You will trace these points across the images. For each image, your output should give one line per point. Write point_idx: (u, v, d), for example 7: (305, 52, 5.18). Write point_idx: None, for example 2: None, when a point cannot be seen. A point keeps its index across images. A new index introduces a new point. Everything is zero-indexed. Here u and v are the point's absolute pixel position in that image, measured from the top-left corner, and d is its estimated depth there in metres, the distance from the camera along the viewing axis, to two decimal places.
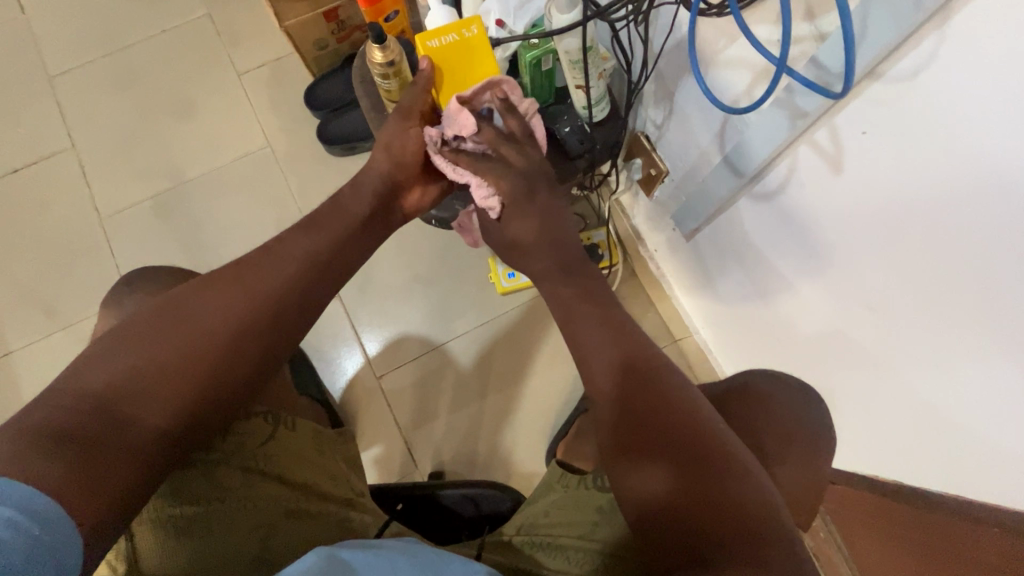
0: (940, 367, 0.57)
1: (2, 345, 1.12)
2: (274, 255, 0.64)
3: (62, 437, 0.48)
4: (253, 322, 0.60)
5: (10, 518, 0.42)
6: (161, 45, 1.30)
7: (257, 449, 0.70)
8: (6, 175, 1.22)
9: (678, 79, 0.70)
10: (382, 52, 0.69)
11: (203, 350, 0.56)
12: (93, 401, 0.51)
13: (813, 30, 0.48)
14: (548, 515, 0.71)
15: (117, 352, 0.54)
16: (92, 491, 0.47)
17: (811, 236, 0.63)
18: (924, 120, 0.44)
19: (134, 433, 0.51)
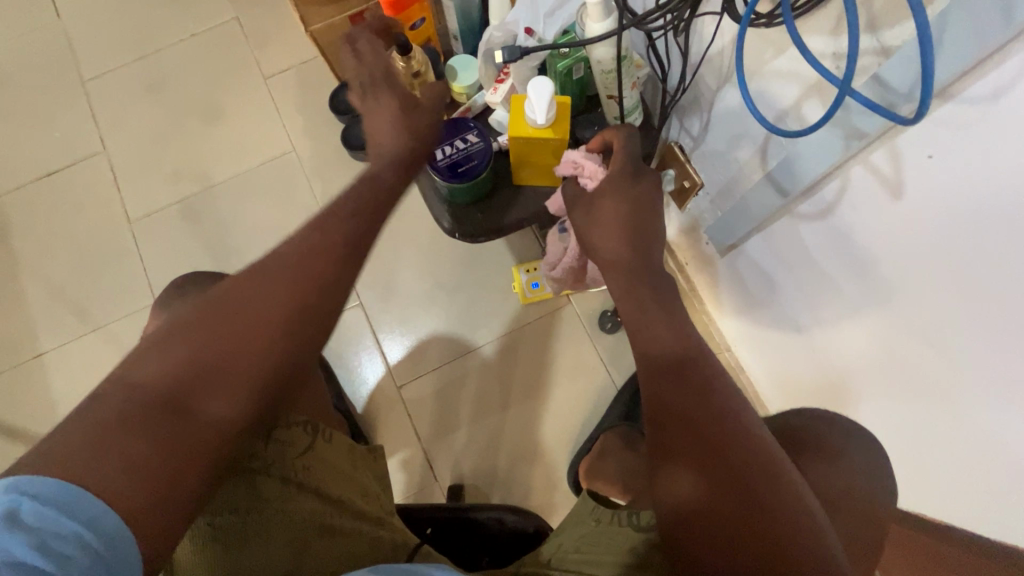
0: (1004, 406, 0.52)
1: (35, 345, 1.15)
2: (343, 223, 0.52)
3: (126, 435, 0.40)
4: (320, 306, 0.49)
5: (76, 538, 0.36)
6: (191, 49, 1.31)
7: (297, 459, 0.67)
8: (41, 178, 1.24)
9: (719, 89, 0.66)
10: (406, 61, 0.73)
11: (269, 340, 0.46)
12: (156, 395, 0.42)
13: (875, 44, 0.44)
14: (578, 550, 0.66)
15: (175, 341, 0.45)
16: (158, 507, 0.39)
17: (864, 260, 0.58)
18: (1003, 148, 0.40)
19: (194, 430, 0.42)
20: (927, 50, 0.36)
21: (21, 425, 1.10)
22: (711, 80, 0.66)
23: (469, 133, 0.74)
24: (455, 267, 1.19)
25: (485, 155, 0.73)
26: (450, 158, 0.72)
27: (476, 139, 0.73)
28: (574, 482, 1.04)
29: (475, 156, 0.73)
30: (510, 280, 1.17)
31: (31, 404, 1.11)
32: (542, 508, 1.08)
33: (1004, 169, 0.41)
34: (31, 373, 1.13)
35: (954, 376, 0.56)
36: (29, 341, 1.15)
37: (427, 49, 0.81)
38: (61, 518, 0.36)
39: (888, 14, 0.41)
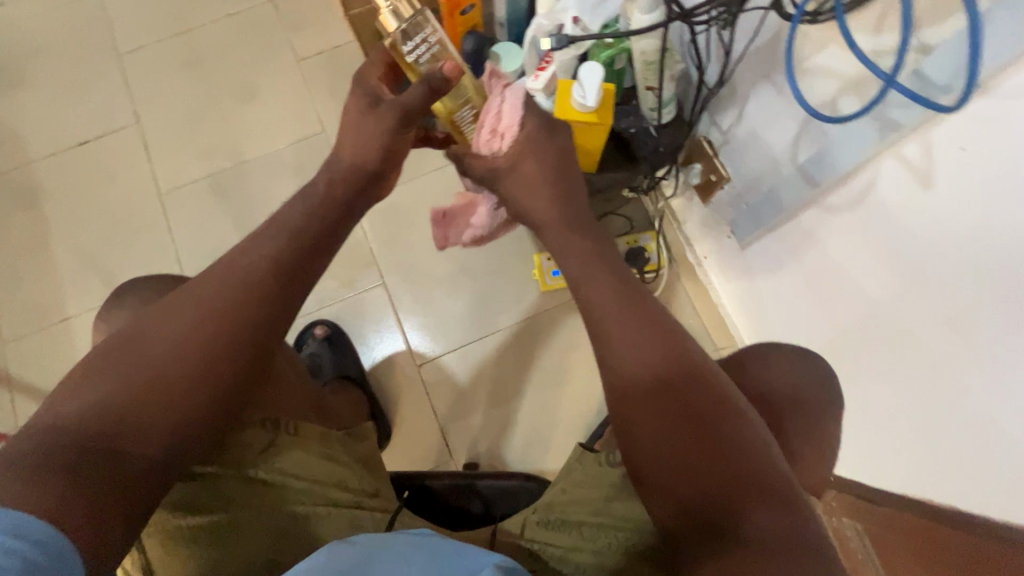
0: (997, 386, 0.56)
1: (63, 309, 1.17)
2: (243, 270, 0.58)
3: (64, 470, 0.46)
4: (242, 331, 0.56)
5: (5, 548, 0.41)
6: (225, 28, 1.33)
7: (255, 459, 0.68)
8: (73, 147, 1.27)
9: (755, 85, 0.70)
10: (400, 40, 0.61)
11: (190, 369, 0.53)
12: (92, 429, 0.49)
13: (917, 43, 0.47)
14: (566, 492, 0.69)
15: (101, 377, 0.51)
16: (94, 519, 0.46)
17: (886, 249, 0.62)
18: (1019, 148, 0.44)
19: (128, 460, 0.49)
20: None
21: (46, 387, 1.12)
22: (748, 76, 0.70)
23: None
24: (478, 253, 1.21)
25: None
26: None
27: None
28: None
29: None
30: (531, 268, 1.21)
31: (57, 366, 1.13)
32: None
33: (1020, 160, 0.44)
34: (59, 336, 1.15)
35: (960, 362, 0.59)
36: (56, 306, 1.17)
37: (472, 36, 0.82)
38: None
39: (932, 14, 0.45)
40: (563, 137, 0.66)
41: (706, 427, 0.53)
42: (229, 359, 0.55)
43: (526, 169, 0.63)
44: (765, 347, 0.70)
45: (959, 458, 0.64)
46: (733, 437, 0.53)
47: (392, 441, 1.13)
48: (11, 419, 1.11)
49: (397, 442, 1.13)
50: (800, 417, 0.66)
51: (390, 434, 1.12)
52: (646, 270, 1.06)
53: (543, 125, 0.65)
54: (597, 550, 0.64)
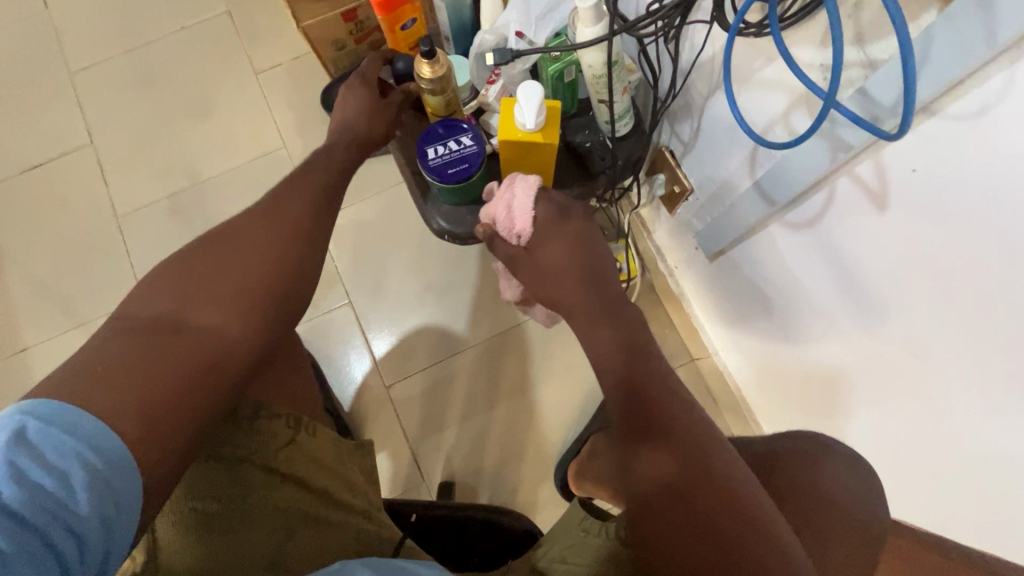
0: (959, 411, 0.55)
1: (20, 341, 1.13)
2: (283, 214, 0.65)
3: (126, 365, 0.50)
4: (282, 281, 0.61)
5: (75, 452, 0.44)
6: (180, 42, 1.29)
7: (279, 451, 0.67)
8: (25, 172, 1.22)
9: (710, 97, 0.66)
10: (430, 67, 0.66)
11: (233, 298, 0.58)
12: (148, 335, 0.53)
13: (862, 57, 0.44)
14: (565, 561, 0.64)
15: (159, 294, 0.56)
16: (151, 416, 0.48)
17: (848, 270, 0.59)
18: (964, 171, 0.42)
19: (181, 360, 0.52)
20: (910, 76, 0.36)
21: None
22: (701, 87, 0.67)
23: (463, 134, 0.72)
24: (447, 267, 1.18)
25: (477, 159, 0.71)
26: (442, 158, 0.71)
27: (470, 141, 0.71)
28: (561, 484, 1.05)
29: (467, 159, 0.71)
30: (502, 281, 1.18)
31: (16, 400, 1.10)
32: (529, 507, 1.08)
33: (967, 186, 0.42)
34: (17, 367, 1.11)
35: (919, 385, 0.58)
36: (13, 337, 1.14)
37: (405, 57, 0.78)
38: (65, 436, 0.44)
39: (874, 29, 0.42)
40: (575, 217, 0.72)
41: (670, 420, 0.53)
42: (274, 294, 0.61)
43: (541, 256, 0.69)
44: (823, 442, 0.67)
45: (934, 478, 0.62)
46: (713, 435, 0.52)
47: None
48: None
49: None
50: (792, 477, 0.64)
51: None
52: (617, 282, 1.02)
53: (556, 211, 0.70)
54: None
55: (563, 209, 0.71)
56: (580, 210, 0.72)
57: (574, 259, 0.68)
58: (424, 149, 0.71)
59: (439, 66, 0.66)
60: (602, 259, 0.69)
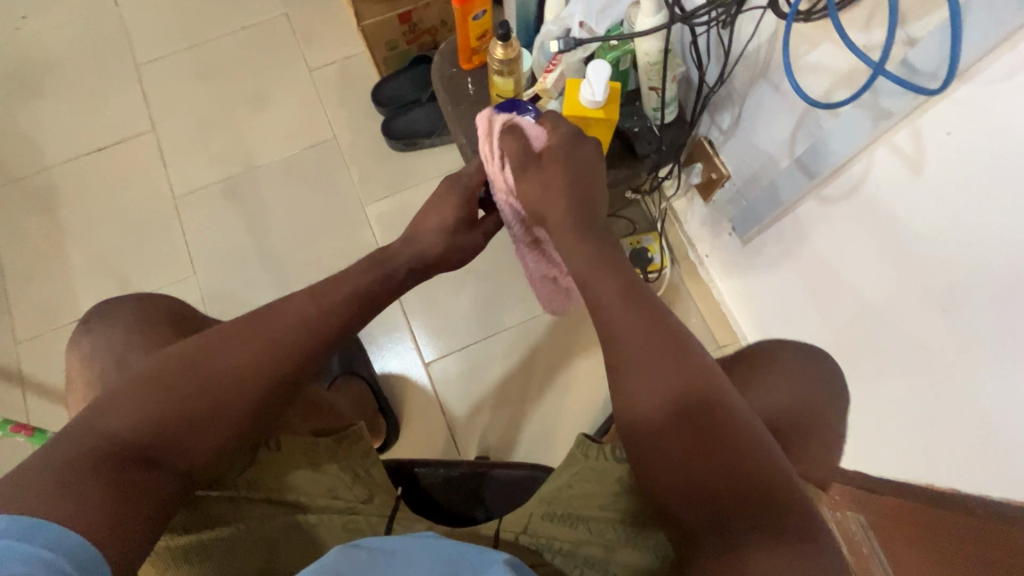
0: (987, 368, 0.59)
1: (76, 310, 1.19)
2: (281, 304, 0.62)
3: (90, 480, 0.49)
4: (251, 355, 0.58)
5: (41, 561, 0.44)
6: (239, 40, 1.38)
7: (238, 477, 0.65)
8: (89, 154, 1.30)
9: (753, 84, 0.74)
10: (503, 49, 0.74)
11: (204, 388, 0.56)
12: (118, 447, 0.52)
13: (903, 36, 0.51)
14: (570, 488, 0.66)
15: (130, 392, 0.54)
16: (111, 533, 0.48)
17: (877, 238, 0.65)
18: (994, 127, 0.48)
19: (149, 474, 0.52)
20: None
21: (58, 383, 1.14)
22: (745, 76, 0.74)
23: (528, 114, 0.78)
24: (484, 254, 1.24)
25: None
26: None
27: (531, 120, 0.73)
28: None
29: None
30: None
31: (70, 364, 1.15)
32: None
33: (998, 141, 0.48)
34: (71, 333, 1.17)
35: (950, 345, 0.63)
36: (70, 306, 1.19)
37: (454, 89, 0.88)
38: (20, 545, 0.44)
39: (915, 9, 0.49)
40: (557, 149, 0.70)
41: (702, 450, 0.54)
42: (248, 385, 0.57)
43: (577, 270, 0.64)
44: (776, 345, 0.74)
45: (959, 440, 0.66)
46: (734, 456, 0.54)
47: (399, 439, 1.14)
48: (21, 415, 1.12)
49: (405, 440, 1.15)
50: (794, 420, 0.66)
51: (398, 432, 1.14)
52: (649, 271, 1.09)
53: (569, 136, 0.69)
54: (604, 545, 0.64)
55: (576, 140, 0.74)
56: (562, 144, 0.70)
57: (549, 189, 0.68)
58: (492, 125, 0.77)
59: (512, 49, 0.74)
60: (589, 188, 0.68)
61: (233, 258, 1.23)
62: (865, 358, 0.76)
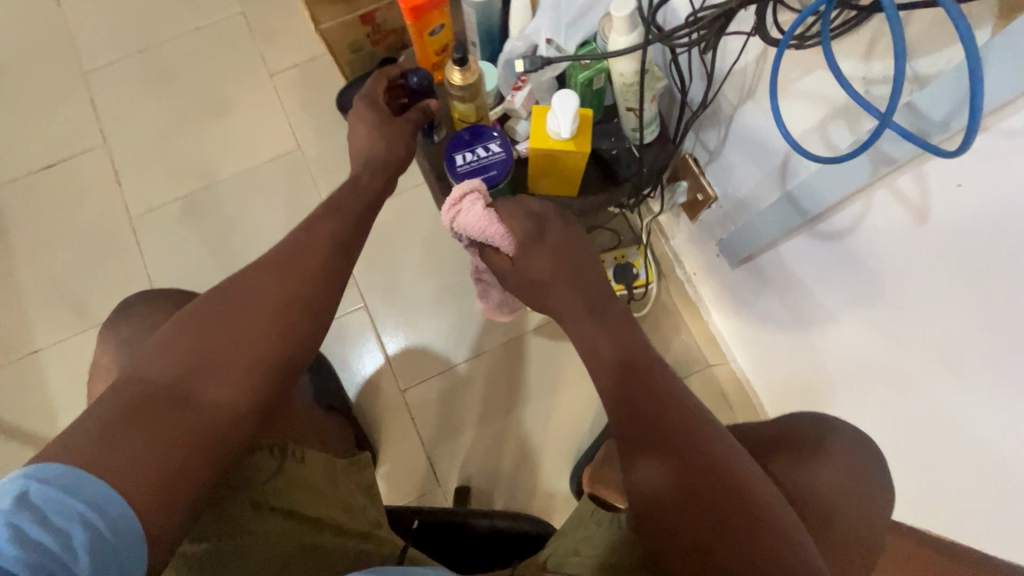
0: (987, 425, 0.55)
1: (31, 342, 1.13)
2: (307, 245, 0.61)
3: (139, 422, 0.46)
4: (304, 309, 0.58)
5: (80, 517, 0.41)
6: (193, 42, 1.28)
7: (266, 484, 0.63)
8: (38, 171, 1.22)
9: (739, 105, 0.67)
10: (462, 73, 0.66)
11: (251, 338, 0.54)
12: (165, 391, 0.49)
13: (910, 73, 0.44)
14: (579, 552, 0.64)
15: (179, 340, 0.52)
16: (167, 481, 0.45)
17: (877, 282, 0.59)
18: (1006, 182, 0.42)
19: (199, 417, 0.49)
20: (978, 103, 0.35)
21: (17, 425, 1.08)
22: (732, 96, 0.67)
23: (492, 141, 0.71)
24: (462, 271, 1.18)
25: (504, 167, 0.71)
26: (470, 165, 0.70)
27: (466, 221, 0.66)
28: (578, 490, 1.05)
29: (493, 167, 0.71)
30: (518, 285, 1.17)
31: (30, 403, 1.09)
32: (544, 512, 1.08)
33: (1006, 197, 0.42)
34: (27, 370, 1.11)
35: (947, 397, 0.58)
36: (25, 337, 1.13)
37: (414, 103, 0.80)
38: (67, 498, 0.41)
39: (925, 42, 0.42)
40: (556, 229, 0.66)
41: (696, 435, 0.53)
42: (291, 330, 0.57)
43: (590, 330, 0.61)
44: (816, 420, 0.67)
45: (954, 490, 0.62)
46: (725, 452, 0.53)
47: (377, 468, 1.10)
48: None
49: (384, 468, 1.10)
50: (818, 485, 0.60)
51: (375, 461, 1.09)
52: (634, 287, 1.02)
53: (533, 228, 0.65)
54: None
55: (540, 222, 0.66)
56: (557, 219, 0.67)
57: (558, 268, 0.64)
58: (451, 155, 0.71)
59: (471, 73, 0.66)
60: (586, 266, 0.66)
61: (196, 281, 1.16)
62: (862, 399, 0.70)
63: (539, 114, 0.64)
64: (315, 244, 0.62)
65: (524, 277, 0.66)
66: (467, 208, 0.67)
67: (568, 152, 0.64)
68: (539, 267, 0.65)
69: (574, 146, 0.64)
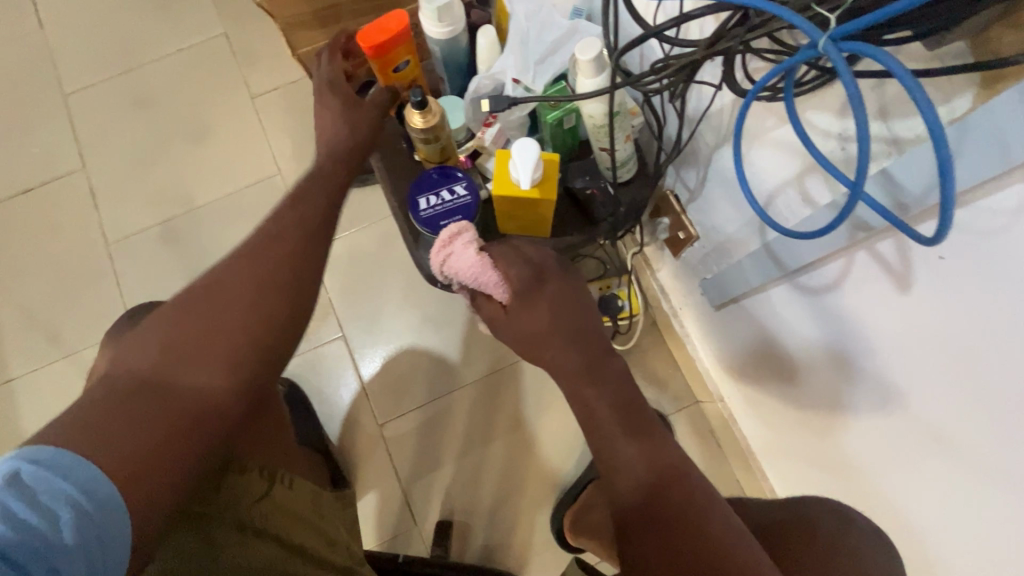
0: (973, 504, 0.51)
1: (5, 371, 1.11)
2: (282, 240, 0.61)
3: (123, 409, 0.47)
4: (286, 294, 0.58)
5: (66, 496, 0.40)
6: (175, 64, 1.27)
7: (252, 506, 0.64)
8: (16, 196, 1.20)
9: (717, 147, 0.63)
10: (422, 116, 0.63)
11: (232, 327, 0.55)
12: (149, 381, 0.50)
13: (887, 135, 0.40)
14: None
15: (160, 333, 0.53)
16: (148, 462, 0.45)
17: (862, 344, 0.55)
18: (989, 259, 0.38)
19: (184, 402, 0.50)
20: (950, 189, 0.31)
21: None
22: (709, 137, 0.64)
23: (458, 183, 0.68)
24: (443, 300, 1.15)
25: (470, 211, 0.67)
26: (434, 209, 0.67)
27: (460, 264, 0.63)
28: (558, 532, 1.01)
29: (459, 211, 0.68)
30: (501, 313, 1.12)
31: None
32: (524, 553, 1.04)
33: (989, 274, 0.38)
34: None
35: (933, 469, 0.54)
36: None
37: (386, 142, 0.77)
38: (57, 479, 0.41)
39: (900, 105, 0.39)
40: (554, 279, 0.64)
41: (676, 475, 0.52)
42: (276, 317, 0.57)
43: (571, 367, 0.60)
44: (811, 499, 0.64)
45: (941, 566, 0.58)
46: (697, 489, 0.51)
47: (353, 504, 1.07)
48: None
49: (360, 505, 1.07)
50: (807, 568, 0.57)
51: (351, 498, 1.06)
52: (619, 318, 0.99)
53: (530, 277, 0.63)
54: None
55: (536, 274, 0.64)
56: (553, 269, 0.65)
57: (557, 322, 0.62)
58: (416, 198, 0.68)
59: (432, 115, 0.63)
60: (583, 317, 0.63)
61: None
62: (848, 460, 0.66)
63: (502, 160, 0.62)
64: (291, 240, 0.61)
65: (515, 334, 0.63)
66: (460, 249, 0.64)
67: (535, 199, 0.61)
68: (534, 322, 0.62)
69: (541, 193, 0.60)
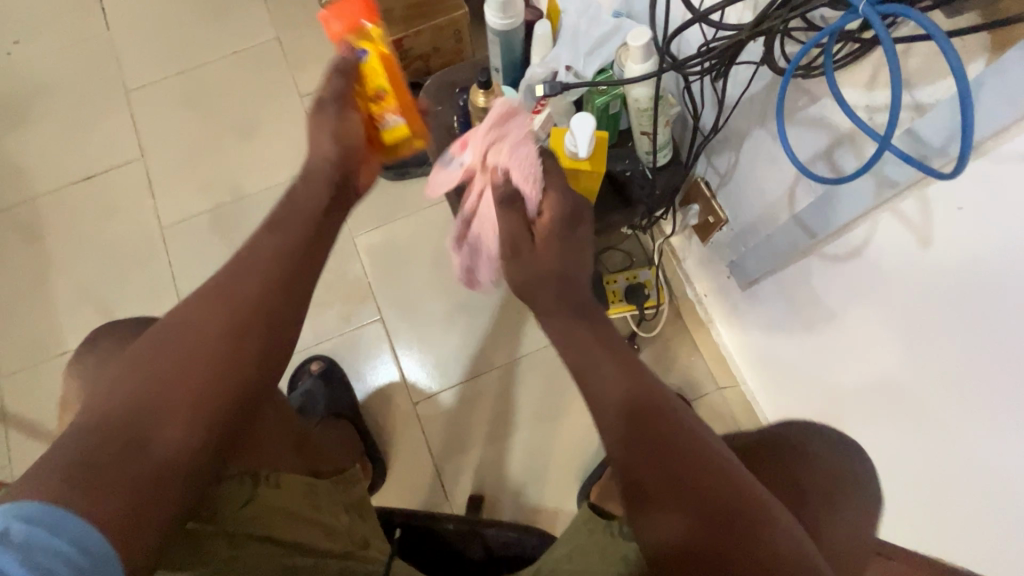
0: (987, 446, 0.55)
1: (59, 344, 1.17)
2: (245, 263, 0.58)
3: (93, 464, 0.44)
4: (254, 323, 0.55)
5: (64, 556, 0.39)
6: (230, 65, 1.36)
7: (238, 513, 0.60)
8: (77, 182, 1.28)
9: (750, 130, 0.70)
10: (485, 96, 0.73)
11: (203, 354, 0.52)
12: (123, 428, 0.47)
13: (911, 101, 0.47)
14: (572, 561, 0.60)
15: (128, 376, 0.50)
16: (134, 520, 0.44)
17: (883, 304, 0.60)
18: (1003, 201, 0.44)
19: (157, 451, 0.47)
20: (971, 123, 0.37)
21: (40, 423, 1.11)
22: (742, 122, 0.71)
23: None
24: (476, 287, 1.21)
25: None
26: None
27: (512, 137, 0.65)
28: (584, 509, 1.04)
29: None
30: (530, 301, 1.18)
31: (54, 402, 1.13)
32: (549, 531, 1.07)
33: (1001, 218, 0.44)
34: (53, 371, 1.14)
35: (950, 419, 0.58)
36: (53, 339, 1.17)
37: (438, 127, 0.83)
38: (50, 538, 0.39)
39: (922, 73, 0.45)
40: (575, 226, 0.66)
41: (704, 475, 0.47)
42: (252, 338, 0.54)
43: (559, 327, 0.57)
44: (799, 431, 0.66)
45: (953, 512, 0.62)
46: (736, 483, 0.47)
47: (386, 480, 1.11)
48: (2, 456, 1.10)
49: (392, 481, 1.11)
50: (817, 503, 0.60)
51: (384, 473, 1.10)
52: (645, 307, 1.04)
53: (569, 213, 0.63)
54: None
55: (575, 212, 0.64)
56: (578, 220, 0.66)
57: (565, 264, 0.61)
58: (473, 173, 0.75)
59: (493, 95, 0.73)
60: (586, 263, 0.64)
61: None
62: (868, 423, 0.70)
63: (554, 135, 0.70)
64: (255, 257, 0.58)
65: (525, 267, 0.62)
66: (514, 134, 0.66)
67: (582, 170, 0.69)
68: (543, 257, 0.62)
69: (588, 163, 0.68)
